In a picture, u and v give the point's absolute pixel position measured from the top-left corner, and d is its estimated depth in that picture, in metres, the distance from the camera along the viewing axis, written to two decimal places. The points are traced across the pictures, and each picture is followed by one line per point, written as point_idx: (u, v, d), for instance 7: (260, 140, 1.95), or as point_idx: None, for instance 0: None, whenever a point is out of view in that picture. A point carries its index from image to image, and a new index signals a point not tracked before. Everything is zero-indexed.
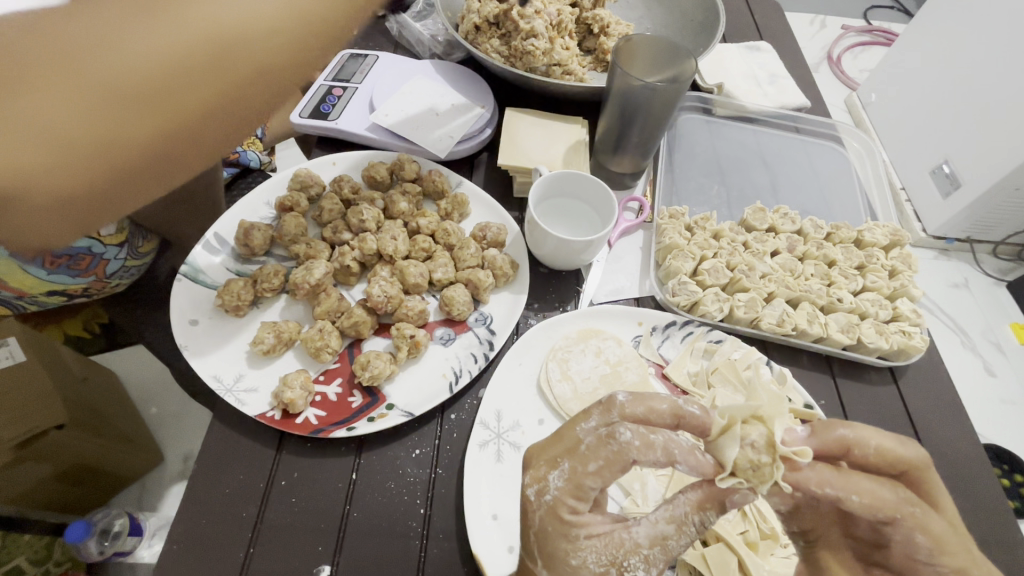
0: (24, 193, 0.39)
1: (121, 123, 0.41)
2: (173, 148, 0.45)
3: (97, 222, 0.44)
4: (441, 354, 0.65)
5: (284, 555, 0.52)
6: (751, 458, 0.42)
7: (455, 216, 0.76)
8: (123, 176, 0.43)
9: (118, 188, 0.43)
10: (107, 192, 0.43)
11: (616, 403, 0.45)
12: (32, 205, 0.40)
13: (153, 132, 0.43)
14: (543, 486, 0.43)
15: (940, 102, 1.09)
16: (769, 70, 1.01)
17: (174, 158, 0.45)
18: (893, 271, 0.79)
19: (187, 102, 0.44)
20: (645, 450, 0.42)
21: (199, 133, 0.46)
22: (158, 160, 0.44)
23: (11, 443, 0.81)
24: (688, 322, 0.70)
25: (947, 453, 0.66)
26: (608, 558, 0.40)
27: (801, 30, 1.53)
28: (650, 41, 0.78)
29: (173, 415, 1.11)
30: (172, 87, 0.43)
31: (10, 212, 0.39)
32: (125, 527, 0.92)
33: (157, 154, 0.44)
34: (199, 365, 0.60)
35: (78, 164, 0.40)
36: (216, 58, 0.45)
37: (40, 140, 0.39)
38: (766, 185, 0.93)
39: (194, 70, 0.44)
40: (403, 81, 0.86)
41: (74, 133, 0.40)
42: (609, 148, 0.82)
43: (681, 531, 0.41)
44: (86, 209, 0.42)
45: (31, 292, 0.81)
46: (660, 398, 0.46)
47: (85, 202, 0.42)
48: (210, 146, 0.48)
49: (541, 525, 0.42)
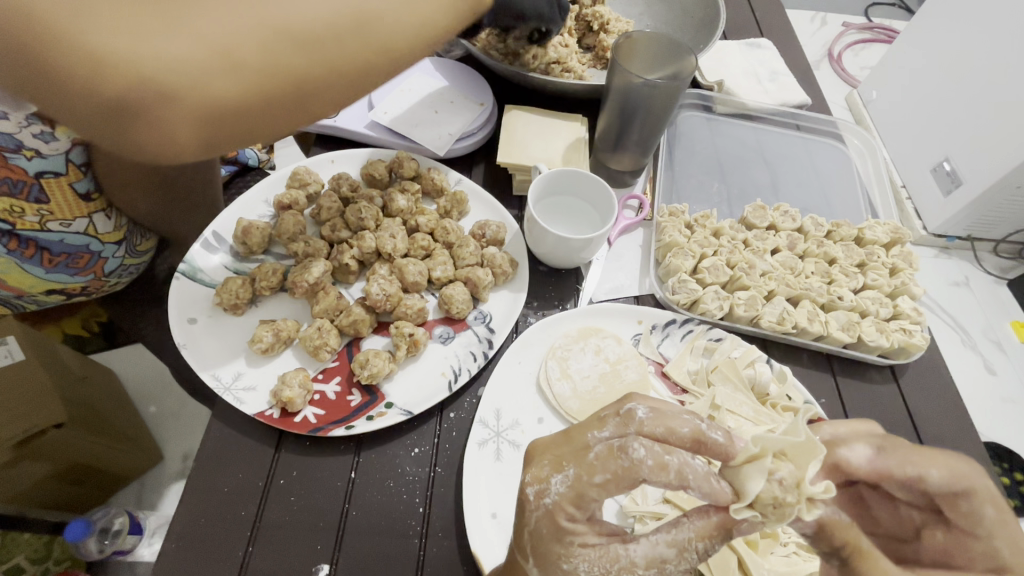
0: (177, 98, 0.44)
1: (274, 59, 0.46)
2: (307, 95, 0.49)
3: (223, 139, 0.49)
4: (440, 352, 0.65)
5: (282, 554, 0.52)
6: (774, 493, 0.39)
7: (454, 214, 0.76)
8: (253, 114, 0.48)
9: (220, 126, 0.47)
10: (242, 115, 0.47)
11: (635, 419, 0.44)
12: (181, 110, 0.44)
13: (296, 74, 0.47)
14: (543, 487, 0.43)
15: (940, 99, 1.08)
16: (770, 67, 1.01)
17: (305, 103, 0.50)
18: (893, 268, 0.79)
19: (341, 61, 0.49)
20: (657, 470, 0.40)
21: (333, 89, 0.50)
22: (293, 101, 0.49)
23: (11, 442, 0.80)
24: (687, 321, 0.69)
25: (947, 451, 0.66)
26: (600, 570, 0.40)
27: (801, 27, 1.53)
28: (651, 37, 0.78)
29: (172, 415, 1.15)
30: (330, 43, 0.48)
31: (159, 111, 0.44)
32: (125, 526, 0.92)
33: (291, 96, 0.48)
34: (197, 364, 0.60)
35: (229, 85, 0.45)
36: (365, 25, 0.49)
37: (206, 55, 0.43)
38: (766, 183, 0.92)
39: (346, 36, 0.48)
40: (402, 79, 0.85)
41: (234, 56, 0.44)
42: (609, 145, 0.82)
43: (682, 556, 0.40)
44: (220, 124, 0.47)
45: (29, 290, 0.80)
46: (682, 421, 0.44)
47: (221, 119, 0.47)
48: (336, 104, 0.52)
49: (536, 528, 0.42)
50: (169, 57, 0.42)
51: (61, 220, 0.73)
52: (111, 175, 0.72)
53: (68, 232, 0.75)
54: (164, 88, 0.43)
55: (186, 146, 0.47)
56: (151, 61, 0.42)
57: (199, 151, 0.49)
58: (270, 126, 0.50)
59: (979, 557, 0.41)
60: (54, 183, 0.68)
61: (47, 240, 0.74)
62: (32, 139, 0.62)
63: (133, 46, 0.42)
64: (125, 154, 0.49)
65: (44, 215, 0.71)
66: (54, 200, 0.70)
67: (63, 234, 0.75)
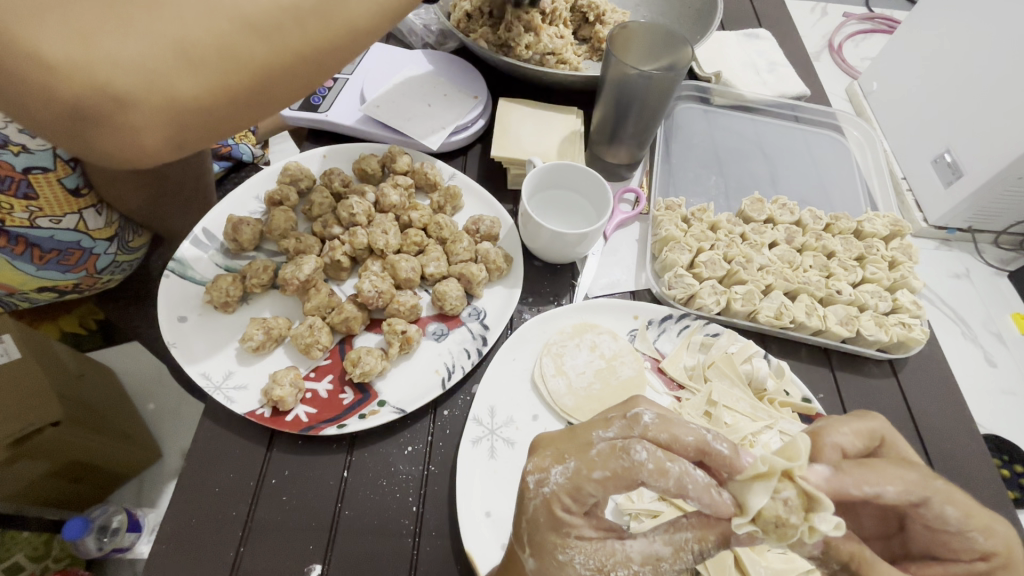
0: (139, 103, 0.44)
1: (234, 52, 0.46)
2: (269, 85, 0.50)
3: (191, 137, 0.50)
4: (433, 350, 0.64)
5: (274, 554, 0.52)
6: (779, 512, 0.37)
7: (448, 210, 0.75)
8: (217, 109, 0.48)
9: (189, 123, 0.48)
10: (207, 113, 0.48)
11: (641, 423, 0.43)
12: (147, 114, 0.45)
13: (258, 68, 0.48)
14: (544, 476, 0.43)
15: (943, 90, 1.07)
16: (768, 58, 0.99)
17: (268, 94, 0.51)
18: (893, 261, 0.78)
19: (300, 44, 0.49)
20: (656, 476, 0.39)
21: (293, 76, 0.51)
22: (256, 92, 0.50)
23: (10, 439, 0.79)
24: (684, 315, 0.68)
25: (948, 446, 0.65)
26: (596, 562, 0.40)
27: (802, 17, 1.50)
28: (645, 27, 0.76)
29: (172, 412, 1.14)
30: (286, 26, 0.48)
31: (122, 118, 0.44)
32: (124, 524, 0.93)
33: (255, 89, 0.49)
34: (187, 362, 0.59)
35: (191, 84, 0.45)
36: (323, 11, 0.49)
37: (164, 56, 0.43)
38: (764, 175, 0.91)
39: (308, 22, 0.49)
40: (395, 71, 0.84)
41: (193, 55, 0.44)
42: (605, 139, 0.80)
43: (678, 556, 0.40)
44: (186, 124, 0.48)
45: (23, 287, 0.80)
46: (688, 430, 0.43)
47: (186, 118, 0.47)
48: (294, 92, 0.53)
49: (534, 513, 0.43)
50: (126, 61, 0.42)
51: (52, 216, 0.72)
52: (101, 169, 0.71)
53: (59, 228, 0.74)
54: (123, 93, 0.43)
55: (153, 147, 0.48)
56: (109, 68, 0.42)
57: (166, 150, 0.50)
58: (235, 118, 0.51)
59: (962, 548, 0.41)
60: (42, 178, 0.67)
61: (38, 237, 0.73)
62: (17, 134, 0.61)
63: (87, 53, 0.41)
64: (91, 157, 0.49)
65: (34, 211, 0.70)
66: (43, 196, 0.69)
67: (54, 231, 0.74)
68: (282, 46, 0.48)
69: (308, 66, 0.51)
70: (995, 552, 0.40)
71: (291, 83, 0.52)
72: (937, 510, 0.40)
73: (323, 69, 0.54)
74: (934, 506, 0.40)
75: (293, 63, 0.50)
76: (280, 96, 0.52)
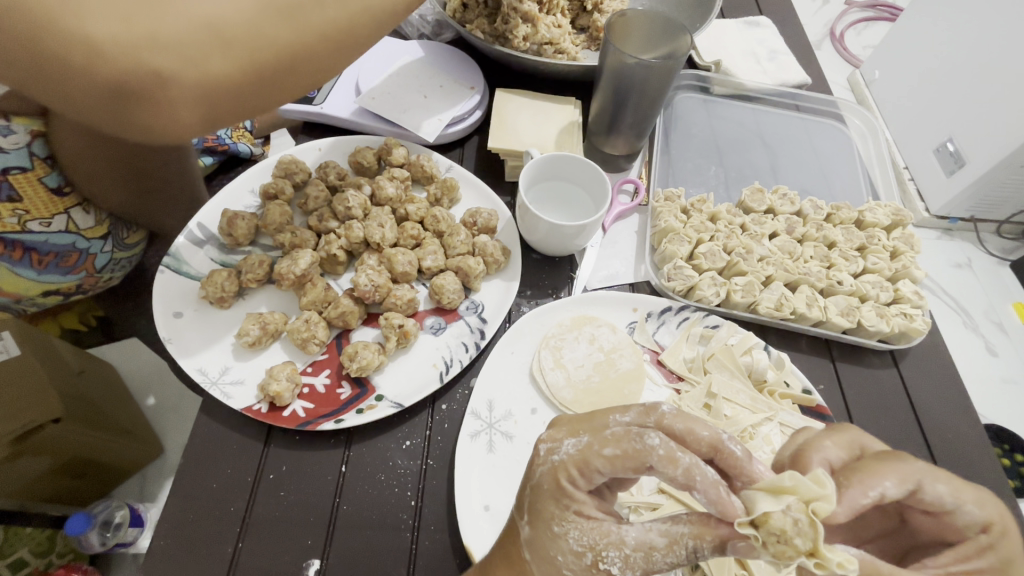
0: (178, 79, 0.43)
1: (261, 33, 0.47)
2: (296, 66, 0.51)
3: (222, 116, 0.49)
4: (431, 344, 0.63)
5: (274, 549, 0.52)
6: (784, 525, 0.35)
7: (444, 202, 0.74)
8: (248, 89, 0.48)
9: (220, 102, 0.47)
10: (238, 92, 0.48)
11: (657, 410, 0.44)
12: (184, 90, 0.44)
13: (281, 48, 0.48)
14: (556, 445, 0.44)
15: (947, 78, 1.05)
16: (768, 46, 0.98)
17: (294, 73, 0.51)
18: (894, 251, 0.77)
19: (320, 25, 0.50)
20: (666, 462, 0.40)
21: (317, 57, 0.52)
22: (282, 73, 0.50)
23: (9, 438, 0.79)
24: (683, 308, 0.67)
25: (949, 438, 0.65)
26: (588, 539, 0.40)
27: (802, 6, 1.48)
28: (645, 16, 0.75)
29: (172, 408, 1.13)
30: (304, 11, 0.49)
31: (160, 93, 0.44)
32: (126, 519, 0.93)
33: (282, 67, 0.50)
34: (184, 359, 0.59)
35: (224, 61, 0.45)
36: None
37: (199, 34, 0.43)
38: (764, 165, 0.90)
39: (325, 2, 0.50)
40: (390, 63, 0.82)
41: (227, 33, 0.45)
42: (603, 129, 0.79)
43: (671, 547, 0.39)
44: (218, 102, 0.47)
45: (27, 294, 0.80)
46: (704, 426, 0.43)
47: (219, 96, 0.47)
48: (315, 77, 0.54)
49: (541, 481, 0.43)
50: (167, 37, 0.42)
51: (42, 219, 0.71)
52: (82, 166, 0.69)
53: (50, 231, 0.73)
54: (163, 67, 0.42)
55: (186, 127, 0.47)
56: (149, 44, 0.41)
57: (197, 131, 0.49)
58: (260, 100, 0.51)
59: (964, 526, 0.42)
60: (21, 179, 0.66)
61: (33, 242, 0.72)
62: None
63: (129, 30, 0.41)
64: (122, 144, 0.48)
65: (22, 215, 0.69)
66: (27, 198, 0.68)
67: (46, 234, 0.73)
68: (305, 34, 0.49)
69: (329, 51, 0.53)
70: (992, 522, 0.41)
71: (314, 68, 0.53)
72: (932, 492, 0.41)
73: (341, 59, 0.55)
74: (928, 489, 0.41)
75: (315, 50, 0.51)
76: (300, 84, 0.53)
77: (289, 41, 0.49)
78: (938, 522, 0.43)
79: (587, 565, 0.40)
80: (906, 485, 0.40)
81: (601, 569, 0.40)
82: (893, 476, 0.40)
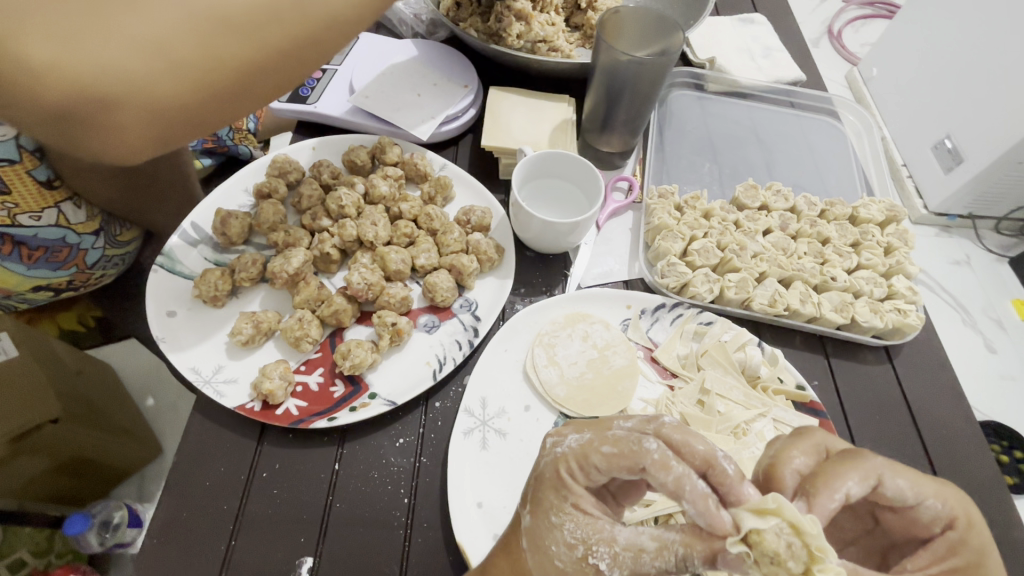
0: (121, 105, 0.45)
1: (216, 51, 0.47)
2: (251, 83, 0.52)
3: (176, 134, 0.51)
4: (425, 342, 0.64)
5: (268, 546, 0.52)
6: (778, 547, 0.36)
7: (439, 200, 0.74)
8: (199, 110, 0.50)
9: (172, 124, 0.49)
10: (188, 112, 0.49)
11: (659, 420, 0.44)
12: (130, 116, 0.46)
13: (237, 64, 0.49)
14: (561, 439, 0.45)
15: (944, 75, 1.05)
16: (763, 43, 0.98)
17: (249, 91, 0.52)
18: (888, 247, 0.77)
19: (283, 36, 0.50)
20: (659, 467, 0.40)
21: (276, 72, 0.53)
22: (237, 92, 0.51)
23: (10, 435, 0.81)
24: (677, 304, 0.68)
25: (944, 434, 0.65)
26: (582, 533, 0.40)
27: (800, 4, 1.48)
28: (638, 13, 0.75)
29: (170, 407, 1.12)
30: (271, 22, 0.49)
31: (107, 118, 0.46)
32: (125, 519, 0.91)
33: (235, 87, 0.51)
34: (176, 357, 0.59)
35: (171, 85, 0.47)
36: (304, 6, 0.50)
37: (144, 58, 0.45)
38: (759, 162, 0.90)
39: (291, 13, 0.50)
40: (384, 62, 0.83)
41: (172, 60, 0.46)
42: (597, 127, 0.79)
43: (660, 552, 0.38)
44: (169, 124, 0.49)
45: (16, 289, 0.80)
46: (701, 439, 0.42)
47: (169, 118, 0.49)
48: (272, 92, 0.55)
49: (544, 470, 0.44)
50: (110, 66, 0.44)
51: (32, 212, 0.71)
52: (72, 162, 0.70)
53: (40, 225, 0.73)
54: (107, 95, 0.44)
55: (139, 146, 0.50)
56: (92, 72, 0.43)
57: (152, 148, 0.51)
58: (215, 117, 0.52)
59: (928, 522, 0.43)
60: (10, 171, 0.66)
61: (23, 235, 0.72)
62: None
63: (75, 57, 0.43)
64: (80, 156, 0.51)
65: (11, 209, 0.69)
66: (16, 191, 0.68)
67: (36, 228, 0.73)
68: (266, 50, 0.50)
69: (286, 67, 0.53)
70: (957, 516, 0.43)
71: (272, 83, 0.54)
72: (892, 486, 0.42)
73: (305, 65, 0.55)
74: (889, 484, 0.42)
75: (271, 68, 0.52)
76: (256, 98, 0.54)
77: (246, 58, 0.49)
78: (905, 519, 0.45)
79: (578, 561, 0.40)
80: (868, 482, 0.40)
81: (590, 563, 0.40)
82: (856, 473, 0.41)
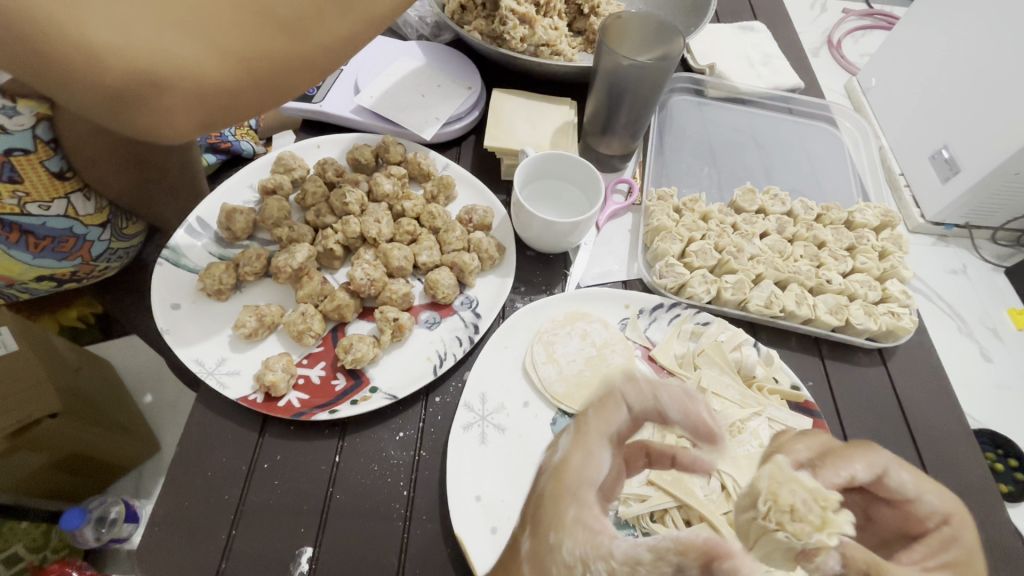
0: (172, 86, 0.46)
1: (258, 45, 0.49)
2: (287, 70, 0.53)
3: (220, 118, 0.52)
4: (426, 337, 0.64)
5: (268, 535, 0.52)
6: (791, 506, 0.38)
7: (441, 199, 0.75)
8: (242, 94, 0.51)
9: (217, 108, 0.50)
10: (233, 94, 0.50)
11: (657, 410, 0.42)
12: (179, 97, 0.47)
13: (276, 56, 0.51)
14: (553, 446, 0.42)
15: (943, 86, 1.07)
16: (762, 51, 1.00)
17: (287, 78, 0.54)
18: (882, 252, 0.78)
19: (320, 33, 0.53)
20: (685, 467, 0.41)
21: (312, 64, 0.55)
22: (276, 79, 0.53)
23: (8, 429, 0.79)
24: (674, 305, 0.69)
25: (937, 439, 0.65)
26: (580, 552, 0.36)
27: (800, 14, 1.50)
28: (640, 18, 0.76)
29: (168, 405, 1.14)
30: (298, 23, 0.51)
31: (157, 100, 0.47)
32: (121, 514, 0.88)
33: (275, 72, 0.52)
34: (181, 348, 0.60)
35: (219, 68, 0.48)
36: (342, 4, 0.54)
37: (194, 43, 0.46)
38: (757, 167, 0.92)
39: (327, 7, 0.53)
40: (389, 63, 0.84)
41: (221, 44, 0.47)
42: (597, 129, 0.80)
43: None
44: (213, 106, 0.50)
45: (19, 278, 0.80)
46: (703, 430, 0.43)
47: (214, 101, 0.49)
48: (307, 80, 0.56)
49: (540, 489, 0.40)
50: (163, 49, 0.45)
51: (41, 202, 0.72)
52: (86, 153, 0.71)
53: (49, 215, 0.74)
54: (159, 76, 0.45)
55: (184, 129, 0.50)
56: (146, 53, 0.44)
57: (195, 132, 0.52)
58: (256, 103, 0.54)
59: None
60: (23, 160, 0.67)
61: (30, 224, 0.73)
62: None
63: (125, 40, 0.44)
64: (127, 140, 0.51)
65: (22, 197, 0.70)
66: (28, 179, 0.69)
67: (45, 218, 0.74)
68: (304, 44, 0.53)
69: (320, 59, 0.55)
70: None
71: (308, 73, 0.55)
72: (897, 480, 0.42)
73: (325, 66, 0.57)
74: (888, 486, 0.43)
75: (308, 59, 0.54)
76: (294, 87, 0.56)
77: (284, 50, 0.51)
78: (899, 518, 0.45)
79: None
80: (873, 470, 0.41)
81: None
82: (862, 461, 0.42)
